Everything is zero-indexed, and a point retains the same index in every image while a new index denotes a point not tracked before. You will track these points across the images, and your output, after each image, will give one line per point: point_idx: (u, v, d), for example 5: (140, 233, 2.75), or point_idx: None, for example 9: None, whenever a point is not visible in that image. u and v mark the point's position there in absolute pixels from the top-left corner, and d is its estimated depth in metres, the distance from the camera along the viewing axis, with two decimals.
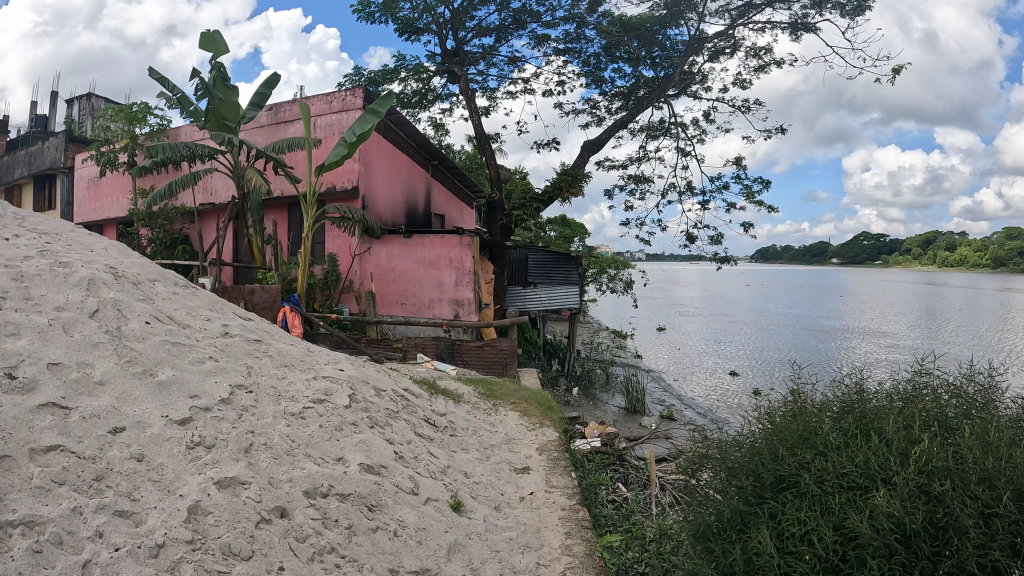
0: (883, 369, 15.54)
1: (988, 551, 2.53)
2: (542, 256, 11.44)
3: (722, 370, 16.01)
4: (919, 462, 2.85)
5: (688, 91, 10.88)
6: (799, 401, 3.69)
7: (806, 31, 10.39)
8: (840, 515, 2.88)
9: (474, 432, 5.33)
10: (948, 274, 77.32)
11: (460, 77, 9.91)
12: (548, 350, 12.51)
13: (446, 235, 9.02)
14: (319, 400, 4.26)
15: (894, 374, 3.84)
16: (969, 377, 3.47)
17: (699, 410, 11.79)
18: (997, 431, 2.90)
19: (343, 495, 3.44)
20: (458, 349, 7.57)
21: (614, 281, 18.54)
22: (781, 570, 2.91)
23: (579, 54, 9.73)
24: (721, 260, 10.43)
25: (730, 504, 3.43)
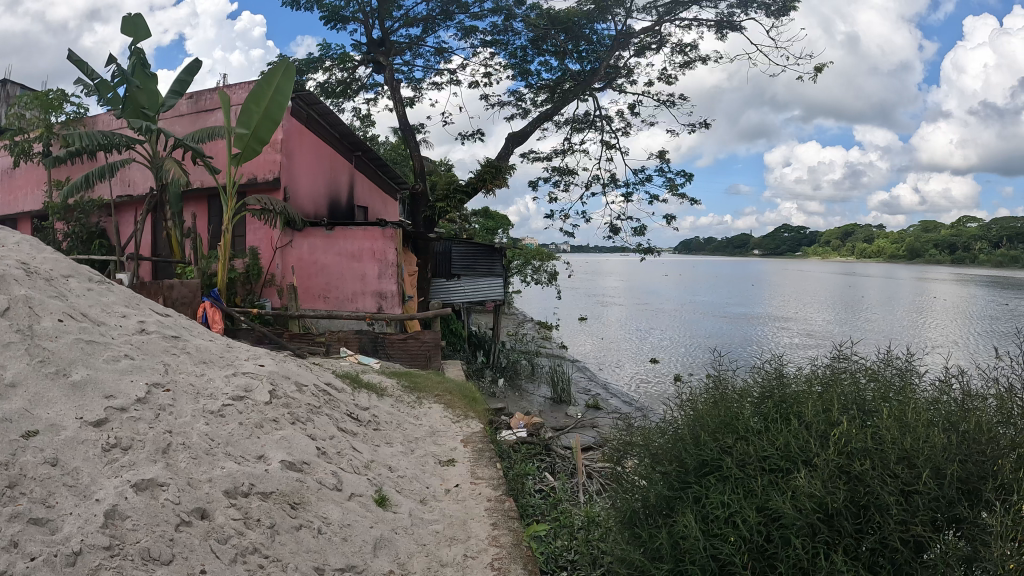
0: (798, 354, 16.20)
1: (909, 526, 2.64)
2: (466, 248, 11.58)
3: (646, 358, 16.39)
4: (839, 444, 2.94)
5: (614, 85, 10.99)
6: (720, 387, 3.77)
7: (732, 29, 10.62)
8: (763, 496, 2.95)
9: (399, 425, 5.28)
10: (863, 265, 80.92)
11: (385, 67, 9.76)
12: (473, 341, 12.52)
13: (369, 227, 8.98)
14: (238, 397, 4.14)
15: (811, 359, 3.97)
16: (884, 361, 3.62)
17: (623, 398, 11.99)
18: (913, 412, 3.01)
19: (264, 494, 3.35)
20: (382, 343, 7.47)
21: (539, 272, 18.72)
22: (706, 551, 2.96)
23: (506, 46, 9.70)
24: (644, 250, 10.55)
25: (655, 489, 3.48)
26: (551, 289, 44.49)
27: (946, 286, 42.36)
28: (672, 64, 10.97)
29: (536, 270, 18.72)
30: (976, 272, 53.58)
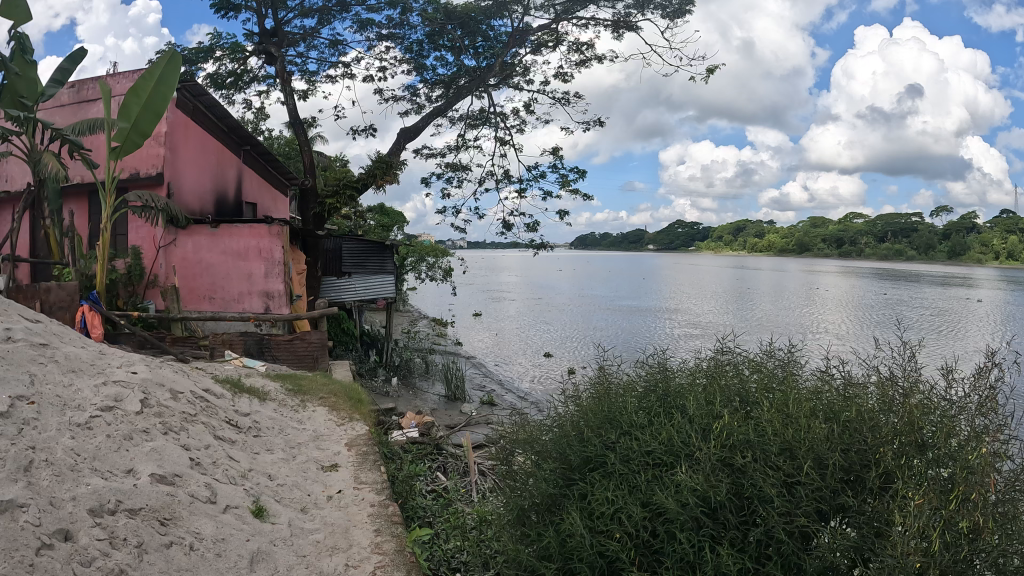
0: (684, 346, 16.76)
1: (794, 517, 2.67)
2: (357, 245, 11.47)
3: (540, 352, 16.56)
4: (720, 438, 2.96)
5: (509, 82, 10.97)
6: (605, 382, 3.76)
7: (628, 29, 10.76)
8: (647, 491, 2.94)
9: (281, 431, 5.06)
10: (751, 261, 84.63)
11: (277, 58, 9.41)
12: (365, 341, 12.28)
13: (255, 224, 8.63)
14: (108, 407, 3.84)
15: (697, 352, 4.01)
16: (768, 353, 3.69)
17: (517, 393, 12.05)
18: (793, 402, 3.07)
19: (133, 511, 3.10)
20: (268, 344, 7.33)
21: (433, 269, 18.62)
22: (593, 549, 2.91)
23: (403, 40, 9.53)
24: (538, 246, 10.54)
25: (541, 486, 3.43)
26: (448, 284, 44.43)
27: (824, 279, 44.90)
28: (568, 63, 11.05)
29: (430, 267, 18.62)
30: (855, 267, 56.95)
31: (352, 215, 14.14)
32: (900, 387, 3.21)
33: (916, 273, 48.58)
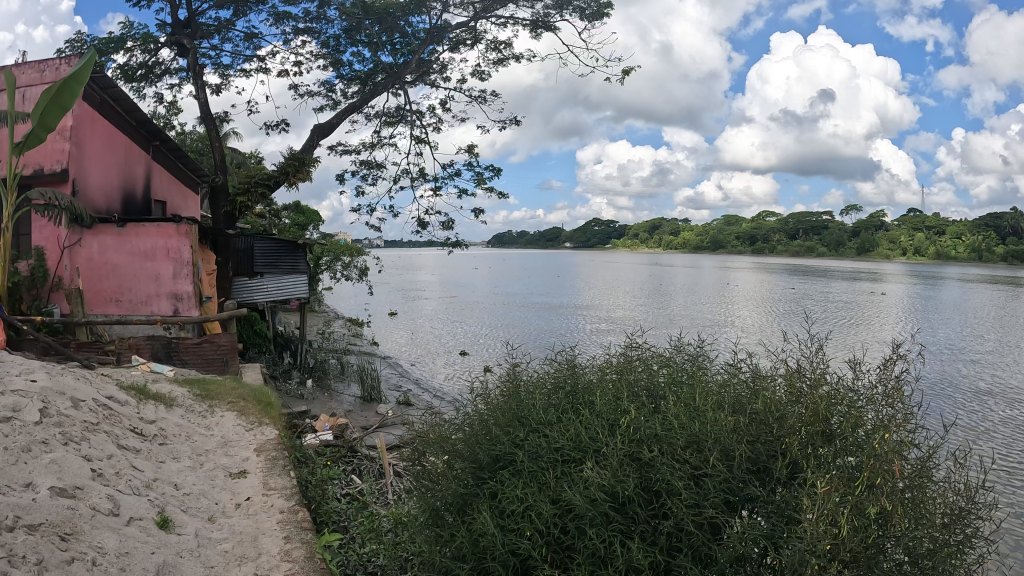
0: (592, 343, 17.08)
1: (703, 509, 2.74)
2: (268, 245, 11.12)
3: (455, 351, 16.61)
4: (626, 432, 3.06)
5: (426, 79, 10.93)
6: (516, 382, 3.85)
7: (546, 29, 10.82)
8: (556, 488, 3.00)
9: (188, 437, 4.91)
10: (670, 258, 86.71)
11: (190, 51, 9.12)
12: (279, 342, 12.07)
13: (162, 223, 8.36)
14: (3, 418, 3.65)
15: (610, 350, 4.08)
16: (677, 351, 3.83)
17: (433, 392, 12.06)
18: (701, 397, 3.20)
19: (31, 527, 2.94)
20: (174, 348, 7.33)
21: (349, 268, 18.46)
22: (504, 547, 2.93)
23: (320, 35, 9.36)
24: (453, 244, 10.51)
25: (451, 486, 3.45)
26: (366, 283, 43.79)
27: (737, 275, 46.49)
28: (486, 61, 11.06)
29: (345, 266, 18.45)
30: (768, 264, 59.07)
31: (267, 213, 13.83)
32: (807, 376, 3.33)
33: (825, 270, 50.83)
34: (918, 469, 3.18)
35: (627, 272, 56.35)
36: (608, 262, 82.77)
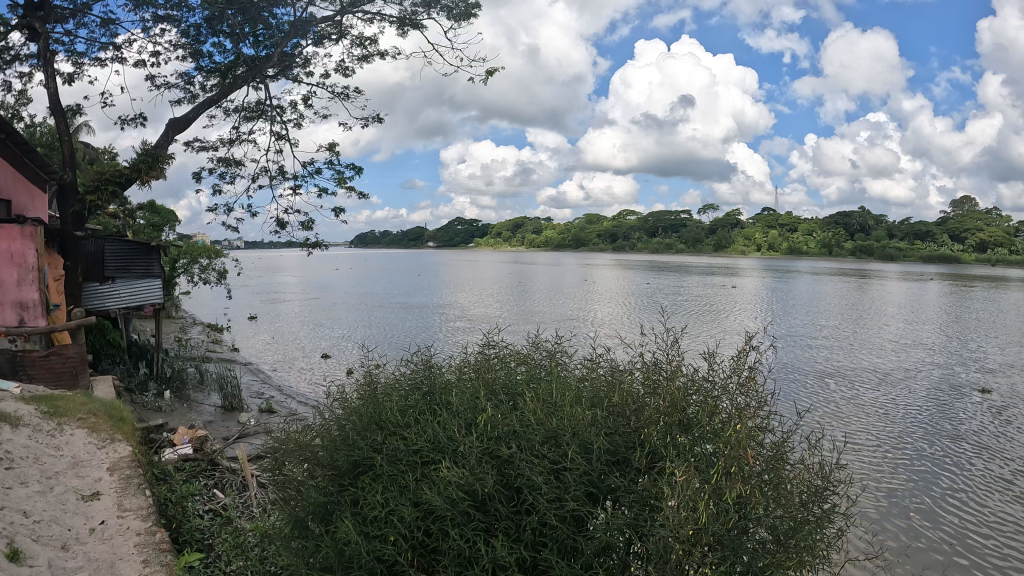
0: (448, 347, 18.01)
1: (564, 502, 3.08)
2: (118, 245, 10.82)
3: (318, 354, 16.46)
4: (484, 431, 3.46)
5: (288, 73, 10.73)
6: (371, 388, 4.27)
7: (413, 28, 10.81)
8: (417, 489, 3.34)
9: (35, 459, 4.66)
10: (544, 255, 88.52)
11: (42, 36, 8.53)
12: (134, 352, 11.55)
13: (4, 225, 7.89)
14: None
15: (466, 347, 4.79)
16: (535, 347, 4.43)
17: (298, 399, 11.89)
18: (557, 391, 3.67)
19: None
20: (22, 362, 7.09)
21: (207, 272, 17.97)
22: (370, 555, 3.16)
23: (180, 23, 8.98)
24: (311, 245, 10.36)
25: (311, 495, 3.71)
26: (222, 285, 41.96)
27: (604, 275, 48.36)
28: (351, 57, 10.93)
29: (204, 269, 17.90)
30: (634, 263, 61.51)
31: (121, 213, 13.12)
32: (663, 370, 3.60)
33: (681, 270, 53.71)
34: (774, 455, 3.49)
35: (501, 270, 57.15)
36: (486, 258, 83.32)
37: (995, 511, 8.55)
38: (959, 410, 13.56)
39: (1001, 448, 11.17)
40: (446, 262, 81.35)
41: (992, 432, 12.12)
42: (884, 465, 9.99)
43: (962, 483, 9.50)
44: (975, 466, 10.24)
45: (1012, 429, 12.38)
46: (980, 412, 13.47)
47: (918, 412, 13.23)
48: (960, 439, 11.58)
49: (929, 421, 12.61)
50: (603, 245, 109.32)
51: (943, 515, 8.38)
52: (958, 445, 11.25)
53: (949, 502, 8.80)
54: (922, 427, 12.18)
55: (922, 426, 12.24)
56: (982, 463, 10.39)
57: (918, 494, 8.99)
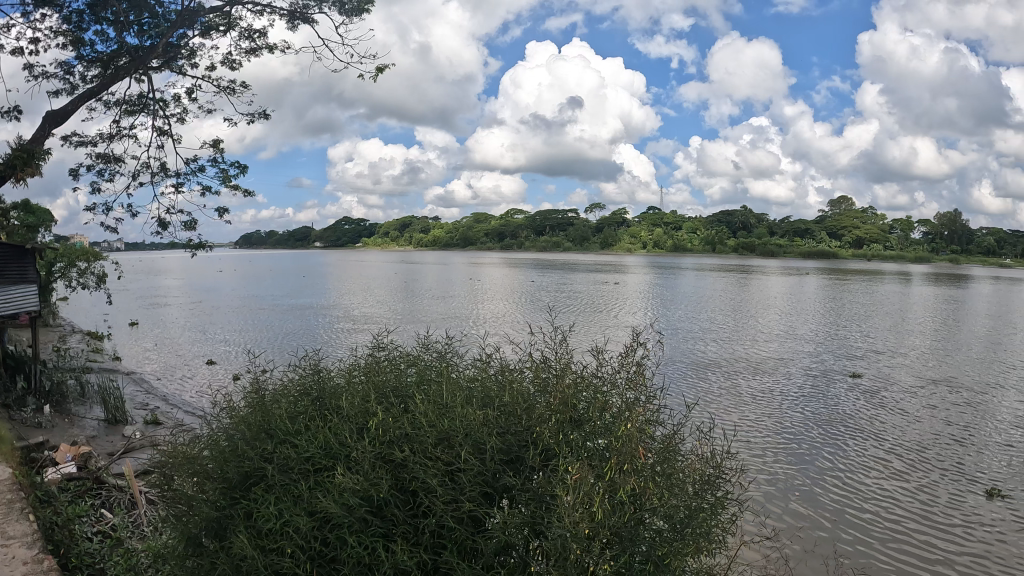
0: (336, 349, 17.85)
1: (461, 503, 3.20)
2: None
3: (203, 361, 15.85)
4: (376, 436, 3.53)
5: (174, 65, 10.29)
6: (257, 398, 4.28)
7: (304, 21, 10.57)
8: (311, 498, 3.34)
9: None
10: (439, 256, 88.36)
11: None
12: (8, 366, 10.81)
13: None
14: None
15: (356, 352, 5.10)
16: (423, 347, 4.81)
17: (187, 409, 11.44)
18: (448, 394, 3.80)
19: None
20: None
21: (86, 276, 16.96)
22: (266, 568, 3.18)
23: (59, 9, 8.45)
24: (195, 246, 9.98)
25: (203, 509, 3.65)
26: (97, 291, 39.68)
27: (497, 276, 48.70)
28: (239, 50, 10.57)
29: (82, 273, 16.89)
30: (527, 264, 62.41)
31: None
32: (553, 370, 3.83)
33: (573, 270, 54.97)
34: (665, 447, 3.69)
35: (396, 271, 56.58)
36: (381, 260, 82.18)
37: (869, 488, 9.21)
38: (835, 396, 14.51)
39: (872, 429, 12.03)
40: (338, 264, 80.15)
41: (864, 414, 13.05)
42: (765, 451, 10.57)
43: (837, 463, 10.18)
44: (846, 446, 11.00)
45: (880, 411, 13.38)
46: (853, 396, 14.47)
47: (798, 399, 14.07)
48: (835, 422, 12.39)
49: (808, 407, 13.44)
50: (501, 245, 110.07)
51: (821, 494, 8.94)
52: (833, 428, 12.04)
53: (827, 481, 9.41)
54: (802, 413, 12.96)
55: (802, 412, 13.02)
56: (854, 444, 11.16)
57: (798, 476, 9.57)
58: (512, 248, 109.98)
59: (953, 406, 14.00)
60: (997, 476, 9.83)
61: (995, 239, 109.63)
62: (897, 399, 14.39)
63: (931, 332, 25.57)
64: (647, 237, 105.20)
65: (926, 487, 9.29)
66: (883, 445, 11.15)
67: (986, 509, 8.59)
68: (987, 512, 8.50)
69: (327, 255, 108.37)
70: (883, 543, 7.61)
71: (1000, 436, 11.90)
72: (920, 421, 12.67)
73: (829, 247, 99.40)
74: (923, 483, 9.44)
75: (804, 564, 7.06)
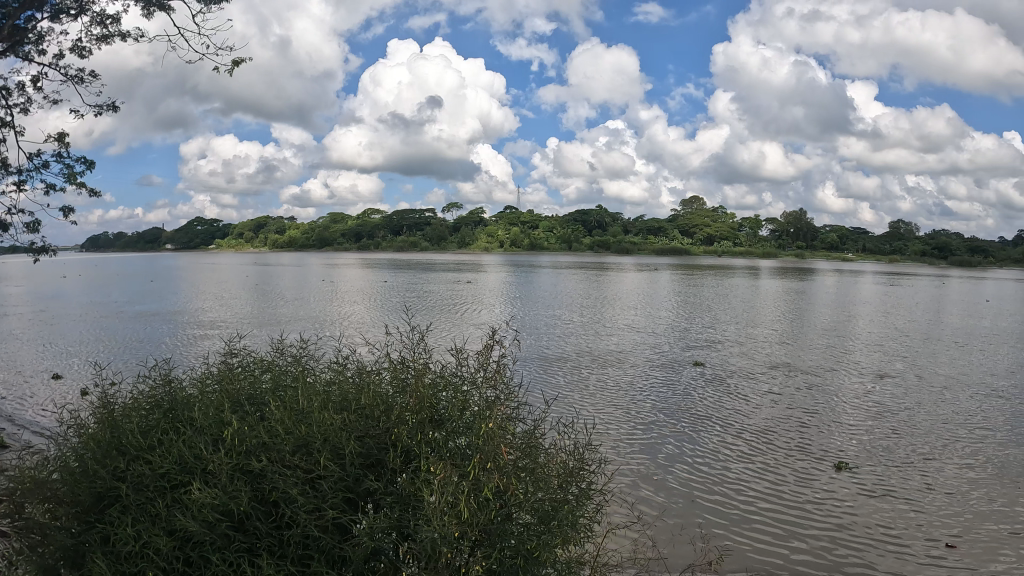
0: (188, 358, 17.07)
1: (323, 510, 3.62)
2: None
3: (45, 375, 14.70)
4: (232, 448, 3.83)
5: (17, 51, 9.53)
6: (108, 411, 4.35)
7: (161, 9, 10.06)
8: (169, 517, 3.64)
9: None
10: (300, 257, 85.66)
11: None
12: None
13: None
14: None
15: (208, 358, 5.68)
16: (277, 351, 5.68)
17: (35, 427, 10.63)
18: (300, 403, 4.21)
19: None
20: None
21: None
22: None
23: None
24: (40, 249, 9.30)
25: (57, 538, 3.72)
26: None
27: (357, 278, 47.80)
28: (89, 36, 9.90)
29: None
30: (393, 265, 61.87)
31: None
32: (407, 373, 4.39)
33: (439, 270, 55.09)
34: (527, 443, 4.19)
35: (253, 274, 54.25)
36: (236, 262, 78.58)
37: (726, 470, 9.91)
38: (692, 385, 15.41)
39: (726, 415, 12.92)
40: (190, 266, 76.09)
41: (718, 401, 13.97)
42: (628, 440, 11.18)
43: (695, 449, 10.87)
44: (701, 433, 11.76)
45: (731, 397, 14.37)
46: (706, 384, 15.51)
47: (659, 389, 14.84)
48: (693, 410, 13.19)
49: (667, 396, 14.21)
50: (365, 244, 108.11)
51: (683, 479, 9.54)
52: (691, 416, 12.81)
53: (688, 467, 10.02)
54: (663, 403, 13.70)
55: (663, 402, 13.76)
56: (709, 430, 11.95)
57: (661, 464, 10.14)
58: (374, 248, 108.91)
59: (793, 390, 15.24)
60: (838, 452, 10.84)
61: (826, 236, 119.47)
62: (747, 386, 15.51)
63: (771, 322, 27.69)
64: (506, 236, 107.18)
65: (774, 467, 10.10)
66: (734, 429, 12.01)
67: (834, 484, 9.42)
68: (831, 485, 9.38)
69: (179, 257, 102.29)
70: (744, 521, 8.23)
71: (837, 415, 13.09)
72: (766, 405, 13.79)
73: (682, 244, 104.76)
74: (774, 463, 10.27)
75: (673, 545, 7.52)
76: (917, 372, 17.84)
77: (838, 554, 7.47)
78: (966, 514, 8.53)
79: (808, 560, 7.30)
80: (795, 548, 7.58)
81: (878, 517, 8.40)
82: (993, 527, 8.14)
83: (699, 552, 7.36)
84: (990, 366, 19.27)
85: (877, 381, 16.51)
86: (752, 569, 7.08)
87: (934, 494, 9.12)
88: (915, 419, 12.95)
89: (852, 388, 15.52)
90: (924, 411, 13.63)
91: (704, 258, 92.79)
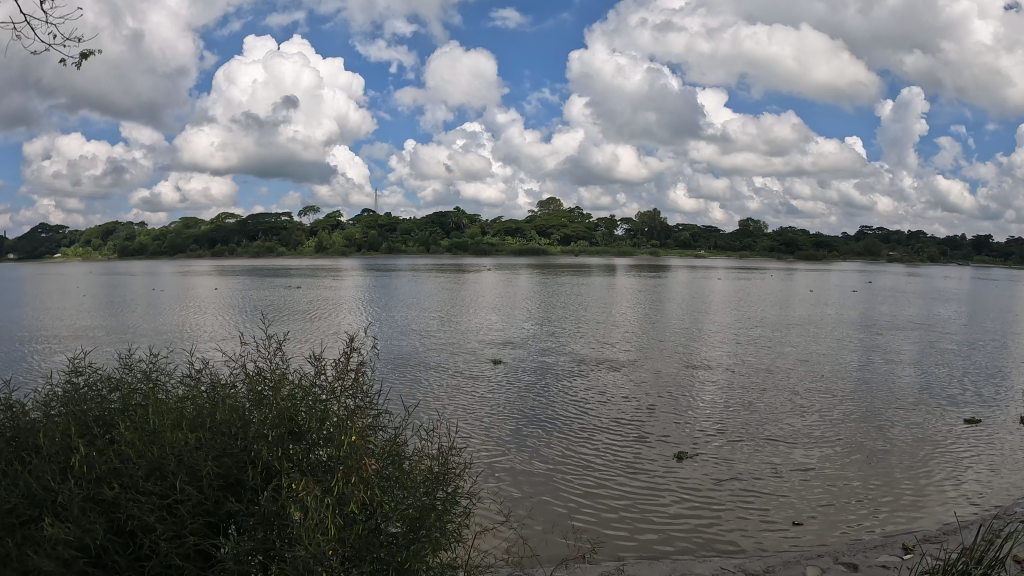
0: (30, 378, 15.85)
1: (183, 538, 3.56)
2: None
3: None
4: (79, 477, 3.75)
5: None
6: None
7: None
8: (20, 556, 3.53)
9: None
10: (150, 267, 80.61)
11: None
12: None
13: None
14: None
15: (48, 379, 5.32)
16: (126, 368, 5.44)
17: None
18: (154, 421, 4.11)
19: None
20: None
21: None
22: None
23: None
24: None
25: None
26: None
27: (206, 287, 45.59)
28: None
29: None
30: (253, 274, 59.58)
31: None
32: (263, 386, 4.31)
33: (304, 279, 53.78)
34: (392, 451, 4.22)
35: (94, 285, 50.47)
36: None
37: (594, 465, 10.15)
38: (558, 383, 15.76)
39: (596, 412, 13.24)
40: None
41: (583, 397, 14.33)
42: (496, 440, 11.33)
43: (567, 447, 11.08)
44: (570, 430, 12.01)
45: (594, 393, 14.81)
46: (571, 380, 16.03)
47: (525, 389, 15.02)
48: (558, 408, 13.45)
49: (535, 395, 14.44)
50: (226, 252, 103.57)
51: (554, 476, 9.72)
52: (558, 413, 13.07)
53: (555, 464, 10.20)
54: (531, 402, 13.91)
55: (531, 400, 13.96)
56: (577, 427, 12.23)
57: (534, 462, 10.28)
58: (230, 255, 104.58)
59: (650, 383, 15.87)
60: (696, 441, 11.42)
61: (679, 236, 126.06)
62: (609, 380, 16.07)
63: (629, 318, 28.95)
64: (365, 240, 106.00)
65: (635, 460, 10.41)
66: (601, 425, 12.32)
67: (690, 473, 9.87)
68: (694, 473, 9.84)
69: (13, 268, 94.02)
70: (612, 512, 8.48)
71: (693, 405, 13.83)
72: (631, 398, 14.37)
73: (546, 246, 107.06)
74: (637, 454, 10.67)
75: (544, 542, 7.62)
76: (760, 360, 19.17)
77: (707, 537, 7.84)
78: (823, 491, 9.23)
79: (675, 544, 7.67)
80: (667, 537, 7.84)
81: (741, 499, 8.93)
82: (850, 503, 8.84)
83: (570, 546, 7.50)
84: (826, 352, 20.95)
85: (728, 370, 17.57)
86: (624, 557, 7.33)
87: (789, 475, 9.79)
88: (765, 405, 13.89)
89: (704, 378, 16.46)
90: (772, 397, 14.61)
91: (567, 259, 95.45)
